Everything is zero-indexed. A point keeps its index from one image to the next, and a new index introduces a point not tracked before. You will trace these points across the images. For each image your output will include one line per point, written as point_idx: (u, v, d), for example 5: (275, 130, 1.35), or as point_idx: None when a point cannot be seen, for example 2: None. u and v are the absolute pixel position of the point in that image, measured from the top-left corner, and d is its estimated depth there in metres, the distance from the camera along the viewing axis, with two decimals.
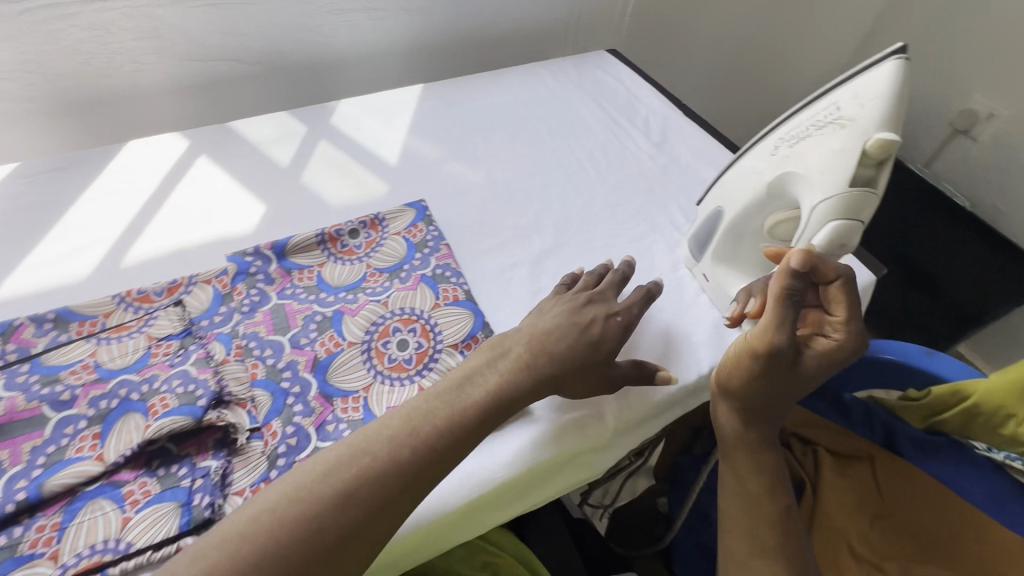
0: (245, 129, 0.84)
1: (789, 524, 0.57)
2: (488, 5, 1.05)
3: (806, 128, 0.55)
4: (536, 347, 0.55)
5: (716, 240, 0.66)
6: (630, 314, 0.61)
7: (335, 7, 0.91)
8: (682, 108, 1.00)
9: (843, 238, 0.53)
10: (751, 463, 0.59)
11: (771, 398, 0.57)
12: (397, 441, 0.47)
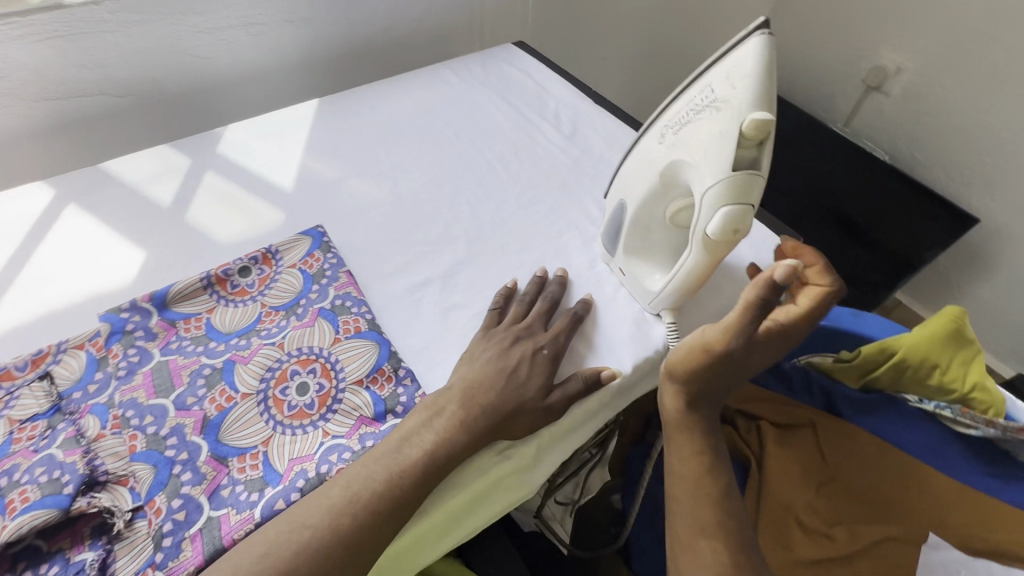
0: (121, 170, 0.76)
1: (730, 499, 0.56)
2: (380, 8, 1.00)
3: (685, 114, 0.56)
4: (468, 401, 0.54)
5: (625, 233, 0.65)
6: (558, 344, 0.60)
7: (208, 26, 0.84)
8: (591, 96, 0.98)
9: (739, 221, 0.53)
10: (688, 446, 0.57)
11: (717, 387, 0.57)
12: (337, 511, 0.47)
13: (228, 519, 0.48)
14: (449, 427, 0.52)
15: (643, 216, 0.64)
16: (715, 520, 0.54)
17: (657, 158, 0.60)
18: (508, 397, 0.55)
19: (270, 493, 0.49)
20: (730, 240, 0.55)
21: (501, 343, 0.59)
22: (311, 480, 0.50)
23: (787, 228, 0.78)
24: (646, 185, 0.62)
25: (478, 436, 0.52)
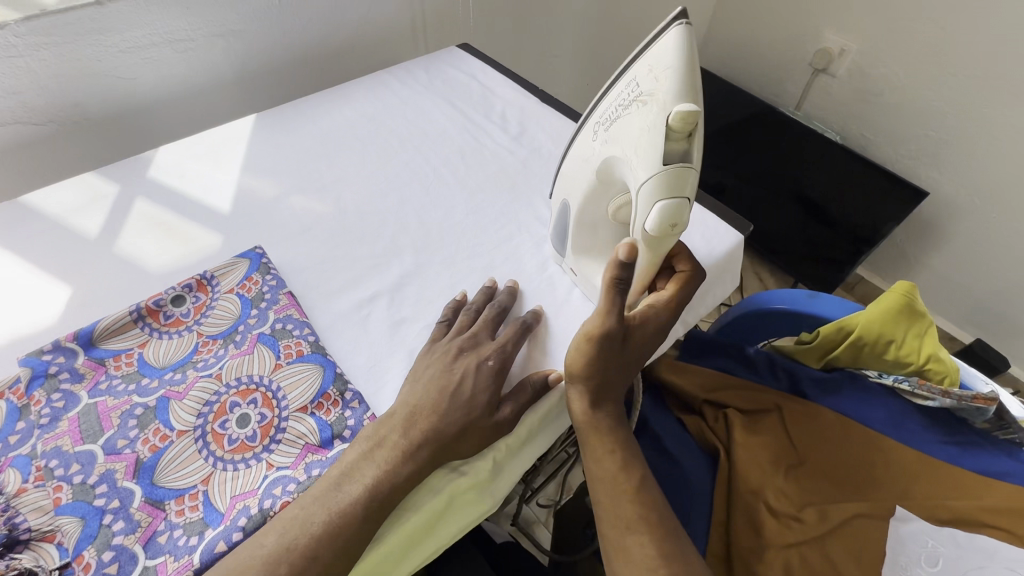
0: (44, 202, 0.72)
1: (650, 493, 0.56)
2: (316, 16, 0.97)
3: (615, 110, 0.56)
4: (415, 426, 0.52)
5: (572, 235, 0.65)
6: (505, 354, 0.58)
7: (130, 45, 0.80)
8: (538, 95, 0.97)
9: (674, 220, 0.53)
10: (604, 449, 0.57)
11: (611, 380, 0.57)
12: (273, 561, 0.44)
13: (165, 567, 0.45)
14: (398, 449, 0.50)
15: (588, 215, 0.64)
16: (637, 514, 0.55)
17: (594, 155, 0.60)
18: (456, 411, 0.53)
19: (210, 535, 0.47)
20: (663, 239, 0.55)
21: (445, 357, 0.57)
22: (254, 518, 0.47)
23: (737, 215, 0.78)
24: (586, 184, 0.62)
25: (429, 455, 0.51)
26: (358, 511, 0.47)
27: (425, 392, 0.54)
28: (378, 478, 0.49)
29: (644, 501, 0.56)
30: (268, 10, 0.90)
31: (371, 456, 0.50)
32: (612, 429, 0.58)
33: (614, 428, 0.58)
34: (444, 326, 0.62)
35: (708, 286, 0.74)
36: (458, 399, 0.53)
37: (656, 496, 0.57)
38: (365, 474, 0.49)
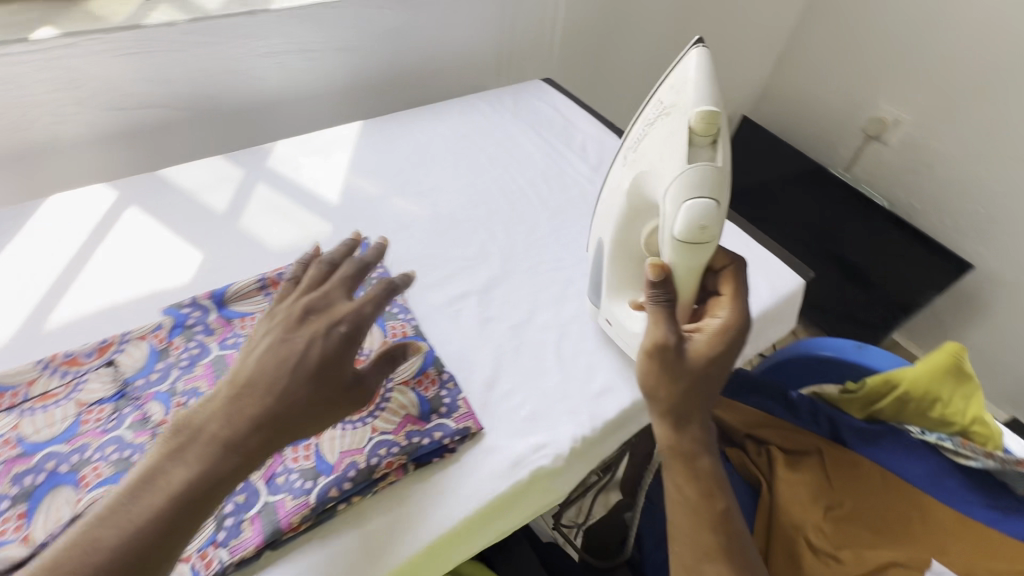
0: (180, 178, 0.81)
1: (734, 527, 0.55)
2: (423, 41, 1.08)
3: (639, 134, 0.62)
4: (240, 409, 0.46)
5: (606, 275, 0.67)
6: (358, 319, 0.53)
7: (267, 49, 0.90)
8: (616, 132, 1.05)
9: (706, 221, 0.55)
10: (693, 476, 0.56)
11: (688, 398, 0.55)
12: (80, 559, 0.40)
13: (284, 503, 0.50)
14: (219, 440, 0.45)
15: (619, 252, 0.65)
16: (712, 542, 0.54)
17: (620, 184, 0.64)
18: (298, 384, 0.48)
19: (322, 482, 0.52)
20: (698, 247, 0.57)
21: (287, 323, 0.52)
22: (362, 471, 0.53)
23: (799, 261, 0.83)
24: (613, 218, 0.65)
25: (257, 443, 0.46)
26: (159, 520, 0.42)
27: (259, 364, 0.49)
28: (186, 483, 0.43)
29: (725, 533, 0.55)
30: (385, 32, 1.01)
31: (178, 456, 0.45)
32: (707, 457, 0.56)
33: (708, 457, 0.56)
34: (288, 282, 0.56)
35: (765, 326, 0.79)
36: (303, 372, 0.49)
37: (742, 530, 0.56)
38: (172, 483, 0.43)
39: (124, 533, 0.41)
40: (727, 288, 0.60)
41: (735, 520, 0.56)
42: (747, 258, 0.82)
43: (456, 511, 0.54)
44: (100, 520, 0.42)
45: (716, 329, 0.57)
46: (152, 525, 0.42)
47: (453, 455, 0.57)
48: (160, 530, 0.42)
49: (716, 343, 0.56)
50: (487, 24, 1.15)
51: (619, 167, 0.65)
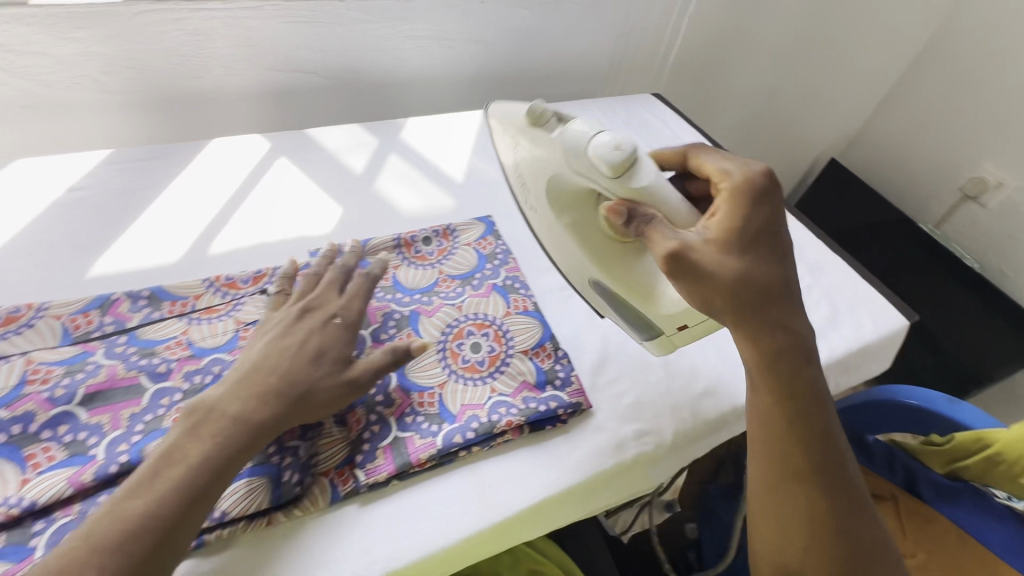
0: (323, 138, 0.88)
1: (828, 445, 0.55)
2: (548, 43, 1.13)
3: (518, 184, 0.67)
4: (251, 382, 0.50)
5: (624, 297, 0.63)
6: (352, 311, 0.58)
7: (412, 33, 0.97)
8: (723, 154, 1.07)
9: (609, 144, 0.54)
10: (776, 385, 0.54)
11: (742, 282, 0.52)
12: (128, 517, 0.42)
13: (413, 441, 0.54)
14: (232, 417, 0.48)
15: (605, 263, 0.63)
16: (807, 463, 0.53)
17: (552, 228, 0.66)
18: (299, 363, 0.52)
19: (447, 427, 0.55)
20: (630, 163, 0.53)
21: (285, 322, 0.56)
22: (483, 425, 0.56)
23: (904, 303, 0.83)
24: (576, 250, 0.65)
25: (278, 411, 0.49)
26: (181, 491, 0.44)
27: (264, 352, 0.53)
28: (205, 456, 0.46)
29: (818, 452, 0.54)
30: (515, 30, 1.06)
31: (195, 432, 0.47)
32: (789, 361, 0.54)
33: (797, 369, 0.54)
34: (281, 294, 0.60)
35: (862, 360, 0.77)
36: (307, 354, 0.53)
37: (836, 450, 0.55)
38: (190, 457, 0.46)
39: (150, 500, 0.43)
40: (705, 162, 0.58)
41: (829, 440, 0.55)
42: (851, 291, 0.82)
43: (566, 477, 0.56)
44: (125, 494, 0.43)
45: (732, 194, 0.54)
46: (183, 491, 0.44)
47: (564, 425, 0.59)
48: (183, 498, 0.44)
49: (745, 212, 0.53)
50: (606, 34, 1.19)
51: (540, 222, 0.67)
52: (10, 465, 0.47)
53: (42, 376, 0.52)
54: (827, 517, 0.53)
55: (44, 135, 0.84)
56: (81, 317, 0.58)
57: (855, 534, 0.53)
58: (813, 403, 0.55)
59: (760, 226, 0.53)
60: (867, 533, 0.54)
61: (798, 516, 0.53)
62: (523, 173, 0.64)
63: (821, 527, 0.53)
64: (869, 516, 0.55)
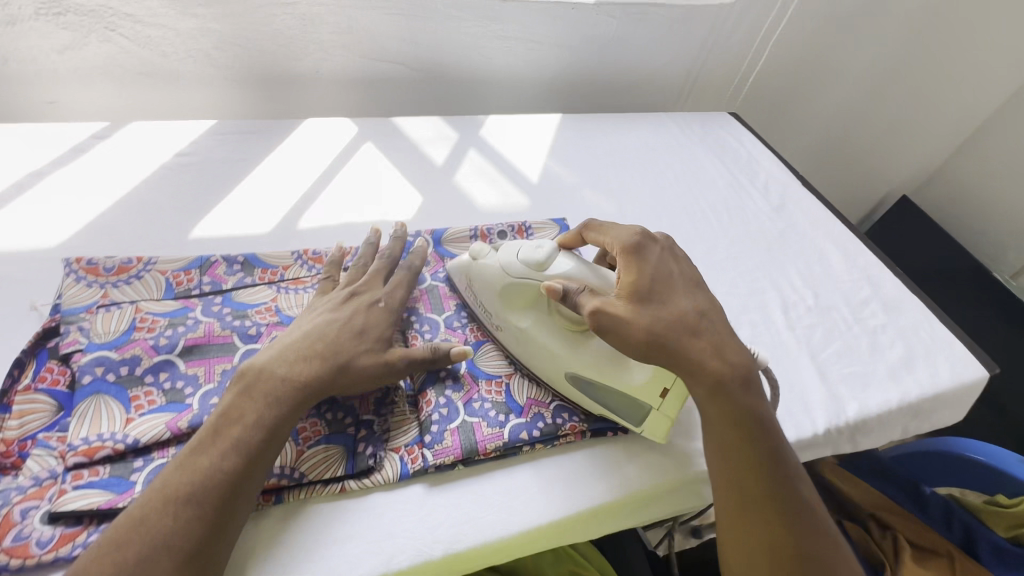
0: (407, 128, 0.91)
1: (781, 466, 0.48)
2: (630, 54, 1.13)
3: (471, 297, 0.63)
4: (306, 345, 0.52)
5: (605, 389, 0.56)
6: (395, 298, 0.60)
7: (501, 33, 0.99)
8: (800, 179, 1.04)
9: (530, 246, 0.58)
10: (717, 407, 0.50)
11: (661, 317, 0.52)
12: (194, 472, 0.43)
13: (480, 428, 0.55)
14: (277, 378, 0.49)
15: (579, 351, 0.56)
16: (763, 488, 0.47)
17: (516, 335, 0.59)
18: (347, 334, 0.54)
19: (514, 420, 0.56)
20: (553, 256, 0.57)
21: (335, 301, 0.57)
22: (548, 424, 0.57)
23: (986, 355, 0.78)
24: (545, 349, 0.57)
25: (323, 372, 0.50)
26: (241, 447, 0.45)
27: (308, 326, 0.54)
28: (261, 416, 0.47)
29: (773, 474, 0.48)
30: (600, 38, 1.07)
31: (248, 393, 0.48)
32: (725, 385, 0.50)
33: (744, 391, 0.50)
34: (329, 282, 0.61)
35: (934, 408, 0.73)
36: (356, 326, 0.54)
37: (794, 473, 0.49)
38: (246, 415, 0.47)
39: (214, 456, 0.44)
40: (597, 230, 0.61)
41: (785, 463, 0.49)
42: (927, 335, 0.79)
43: (627, 485, 0.56)
44: (189, 453, 0.44)
45: (625, 251, 0.56)
46: (246, 448, 0.45)
47: (626, 433, 0.59)
48: (245, 454, 0.45)
49: (642, 263, 0.55)
50: (688, 49, 1.18)
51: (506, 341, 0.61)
52: (117, 404, 0.50)
53: (148, 325, 0.56)
54: (791, 547, 0.45)
55: (156, 101, 0.90)
56: (184, 275, 0.62)
57: (826, 569, 0.44)
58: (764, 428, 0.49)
59: (659, 266, 0.55)
60: (840, 568, 0.45)
61: (760, 548, 0.45)
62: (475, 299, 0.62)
63: (785, 560, 0.44)
64: (839, 548, 0.46)
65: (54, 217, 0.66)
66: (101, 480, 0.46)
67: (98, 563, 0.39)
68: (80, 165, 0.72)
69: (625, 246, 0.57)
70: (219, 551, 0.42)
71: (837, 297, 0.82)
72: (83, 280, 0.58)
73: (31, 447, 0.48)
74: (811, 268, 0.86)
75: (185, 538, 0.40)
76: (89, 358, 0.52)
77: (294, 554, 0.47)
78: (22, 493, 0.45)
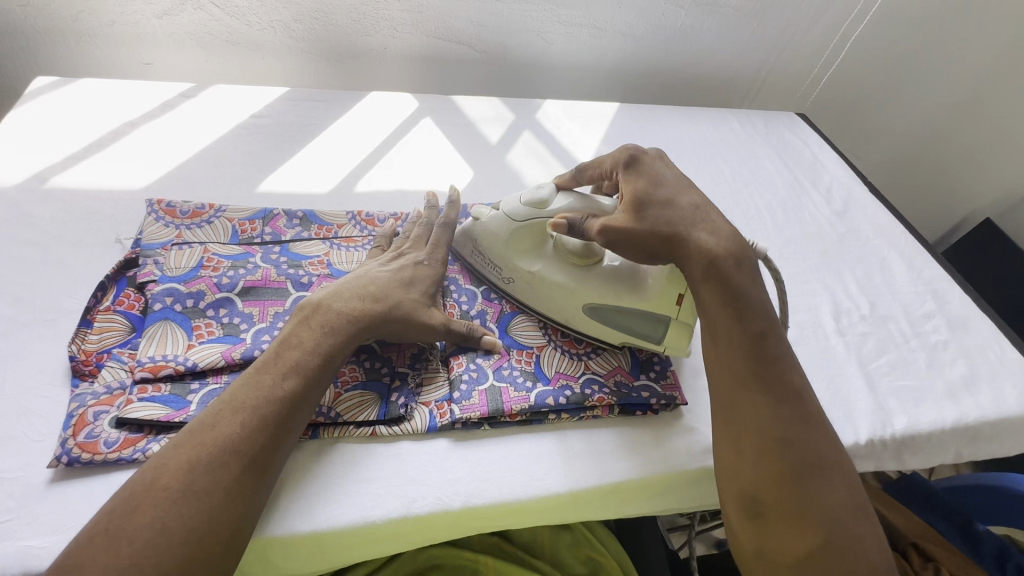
0: (466, 106, 0.93)
1: (770, 352, 0.50)
2: (696, 47, 1.11)
3: (475, 256, 0.65)
4: (356, 289, 0.55)
5: (620, 314, 0.60)
6: (437, 260, 0.61)
7: (566, 19, 1.00)
8: (867, 185, 0.98)
9: (530, 189, 0.61)
10: (710, 289, 0.52)
11: (665, 212, 0.55)
12: (259, 388, 0.46)
13: (508, 392, 0.56)
14: (330, 315, 0.52)
15: (592, 280, 0.61)
16: (748, 368, 0.49)
17: (528, 281, 0.62)
18: (396, 285, 0.56)
19: (542, 387, 0.57)
20: (554, 193, 0.60)
21: (385, 258, 0.60)
22: (575, 395, 0.57)
23: None
24: (559, 288, 0.61)
25: (375, 312, 0.53)
26: (300, 370, 0.48)
27: (355, 275, 0.57)
28: (318, 344, 0.50)
29: (762, 359, 0.50)
30: (665, 28, 1.06)
31: (306, 322, 0.51)
32: (717, 264, 0.52)
33: (738, 277, 0.52)
34: (378, 247, 0.63)
35: (995, 434, 0.68)
36: (405, 281, 0.57)
37: (784, 359, 0.50)
38: (304, 342, 0.50)
39: (277, 376, 0.47)
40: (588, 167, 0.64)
41: (774, 347, 0.50)
42: (994, 357, 0.73)
43: (650, 467, 0.55)
44: (254, 372, 0.48)
45: (621, 168, 0.60)
46: (304, 372, 0.48)
47: (654, 416, 0.59)
48: (303, 376, 0.48)
49: (636, 176, 0.58)
50: (758, 44, 1.15)
51: (516, 291, 0.64)
52: (181, 331, 0.55)
53: (213, 265, 0.60)
54: (777, 431, 0.47)
55: (237, 68, 0.97)
56: (249, 224, 0.66)
57: (811, 454, 0.47)
58: (756, 311, 0.51)
59: (654, 175, 0.59)
60: (825, 453, 0.47)
61: (748, 432, 0.48)
62: (480, 254, 0.64)
63: (769, 442, 0.47)
64: (826, 432, 0.48)
65: (142, 163, 0.73)
66: (161, 396, 0.51)
67: (174, 459, 0.42)
68: (168, 120, 0.79)
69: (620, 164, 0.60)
70: (277, 461, 0.45)
71: (897, 308, 0.77)
72: (162, 220, 0.64)
73: (106, 359, 0.53)
74: (870, 277, 0.82)
75: (249, 444, 0.44)
76: (161, 288, 0.57)
77: (320, 486, 0.50)
78: (95, 398, 0.50)
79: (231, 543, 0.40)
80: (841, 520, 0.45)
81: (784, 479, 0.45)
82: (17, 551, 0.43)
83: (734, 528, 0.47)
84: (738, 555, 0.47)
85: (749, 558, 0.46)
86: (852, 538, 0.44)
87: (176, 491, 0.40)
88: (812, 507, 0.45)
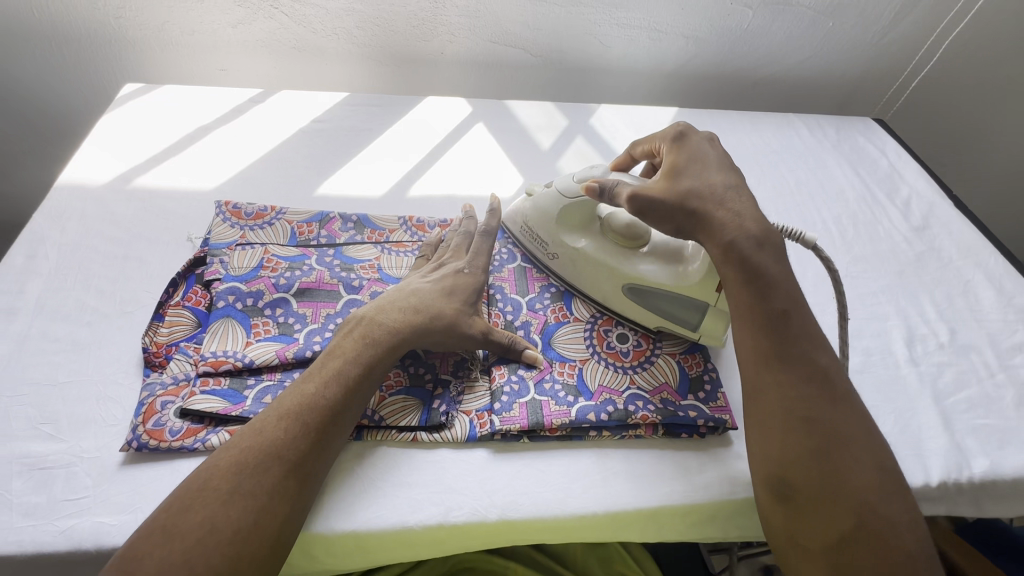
0: (519, 112, 0.93)
1: (794, 330, 0.49)
2: (764, 47, 1.05)
3: (525, 234, 0.68)
4: (409, 292, 0.57)
5: (661, 299, 0.60)
6: (477, 268, 0.61)
7: (625, 21, 0.98)
8: (953, 199, 0.90)
9: (585, 168, 0.64)
10: (732, 268, 0.52)
11: (699, 187, 0.55)
12: (303, 397, 0.48)
13: (548, 406, 0.56)
14: (381, 313, 0.54)
15: (630, 265, 0.61)
16: (769, 346, 0.49)
17: (572, 258, 0.64)
18: (438, 288, 0.58)
19: (583, 402, 0.56)
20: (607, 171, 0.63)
21: (431, 268, 0.61)
22: (617, 412, 0.56)
23: None
24: (601, 267, 0.62)
25: (416, 323, 0.54)
26: (340, 380, 0.50)
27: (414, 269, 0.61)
28: (360, 354, 0.51)
29: (784, 338, 0.49)
30: (731, 29, 1.01)
31: (350, 333, 0.53)
32: (737, 245, 0.52)
33: (758, 254, 0.51)
34: (426, 254, 0.65)
35: None
36: (448, 285, 0.58)
37: (807, 334, 0.49)
38: (347, 352, 0.51)
39: (319, 385, 0.49)
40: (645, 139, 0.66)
41: (797, 325, 0.50)
42: None
43: (694, 494, 0.53)
44: (300, 380, 0.50)
45: (668, 141, 0.61)
46: (345, 381, 0.50)
47: (701, 439, 0.57)
48: (344, 385, 0.50)
49: (679, 151, 0.59)
50: (834, 45, 1.07)
51: (560, 268, 0.66)
52: (240, 329, 0.58)
53: (273, 266, 0.63)
54: (799, 409, 0.47)
55: (303, 73, 1.01)
56: (306, 226, 0.69)
57: (836, 435, 0.46)
58: (778, 286, 0.51)
59: (700, 150, 0.59)
60: (851, 432, 0.46)
61: (772, 416, 0.47)
62: (529, 231, 0.67)
63: (794, 422, 0.46)
64: (857, 415, 0.47)
65: (213, 165, 0.77)
66: (221, 389, 0.54)
67: (224, 460, 0.44)
68: (238, 124, 0.83)
69: (669, 137, 0.61)
70: (317, 468, 0.47)
71: (981, 337, 0.70)
72: (228, 221, 0.68)
73: (174, 352, 0.57)
74: (951, 301, 0.75)
75: (291, 450, 0.46)
76: (225, 286, 0.60)
77: (357, 491, 0.51)
78: (163, 388, 0.54)
79: (276, 543, 0.43)
80: (872, 502, 0.44)
81: (810, 461, 0.45)
82: (91, 527, 0.46)
83: (766, 512, 0.47)
84: (773, 538, 0.47)
85: (784, 542, 0.46)
86: (886, 522, 0.43)
87: (223, 494, 0.42)
88: (838, 492, 0.44)
